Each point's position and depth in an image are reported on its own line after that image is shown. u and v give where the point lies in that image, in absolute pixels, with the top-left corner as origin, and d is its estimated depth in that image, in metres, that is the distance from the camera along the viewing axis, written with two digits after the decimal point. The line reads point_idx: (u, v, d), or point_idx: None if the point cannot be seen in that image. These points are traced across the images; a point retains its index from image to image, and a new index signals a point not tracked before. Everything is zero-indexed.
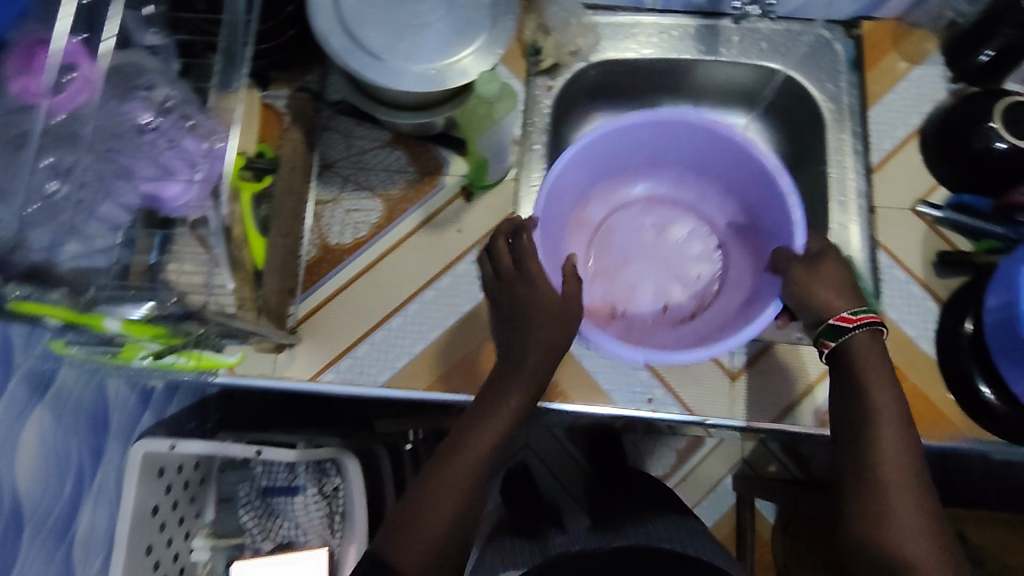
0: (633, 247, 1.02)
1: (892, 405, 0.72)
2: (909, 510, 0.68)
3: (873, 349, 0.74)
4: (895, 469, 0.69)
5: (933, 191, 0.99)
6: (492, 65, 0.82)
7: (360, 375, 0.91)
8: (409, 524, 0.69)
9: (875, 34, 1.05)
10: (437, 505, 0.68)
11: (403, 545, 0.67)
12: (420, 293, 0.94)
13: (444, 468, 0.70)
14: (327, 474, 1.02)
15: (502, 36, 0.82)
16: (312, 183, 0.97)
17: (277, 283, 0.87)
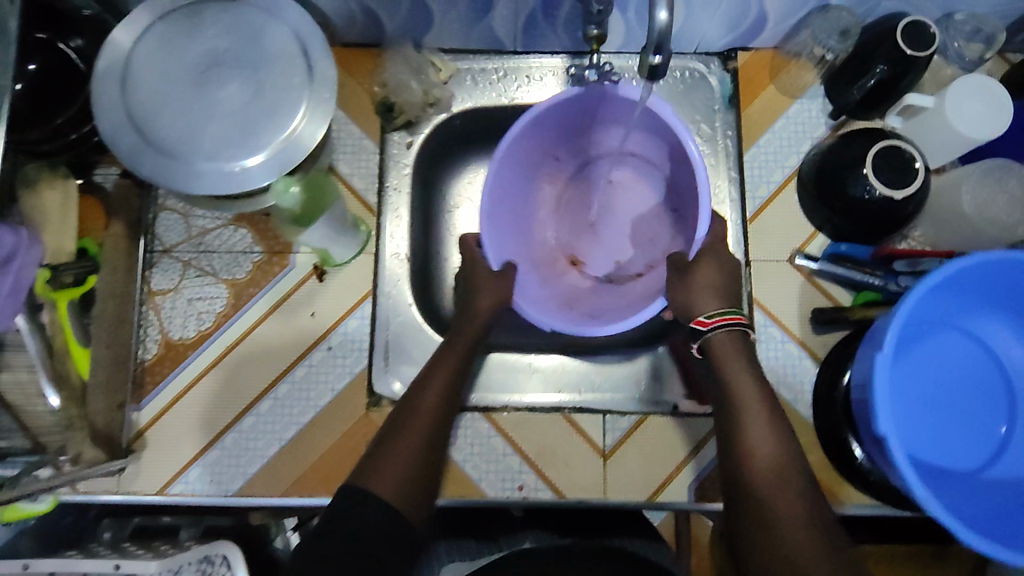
0: (597, 205, 0.99)
1: (751, 396, 0.68)
2: (778, 496, 0.60)
3: (732, 350, 0.71)
4: (766, 454, 0.64)
5: (812, 239, 0.94)
6: (322, 127, 0.74)
7: (211, 484, 0.87)
8: (379, 470, 0.68)
9: (752, 66, 0.97)
10: (396, 451, 0.69)
11: (378, 480, 0.66)
12: (273, 388, 0.89)
13: (400, 436, 0.71)
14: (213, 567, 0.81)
15: (325, 96, 0.74)
16: (149, 272, 0.90)
17: (105, 400, 0.83)
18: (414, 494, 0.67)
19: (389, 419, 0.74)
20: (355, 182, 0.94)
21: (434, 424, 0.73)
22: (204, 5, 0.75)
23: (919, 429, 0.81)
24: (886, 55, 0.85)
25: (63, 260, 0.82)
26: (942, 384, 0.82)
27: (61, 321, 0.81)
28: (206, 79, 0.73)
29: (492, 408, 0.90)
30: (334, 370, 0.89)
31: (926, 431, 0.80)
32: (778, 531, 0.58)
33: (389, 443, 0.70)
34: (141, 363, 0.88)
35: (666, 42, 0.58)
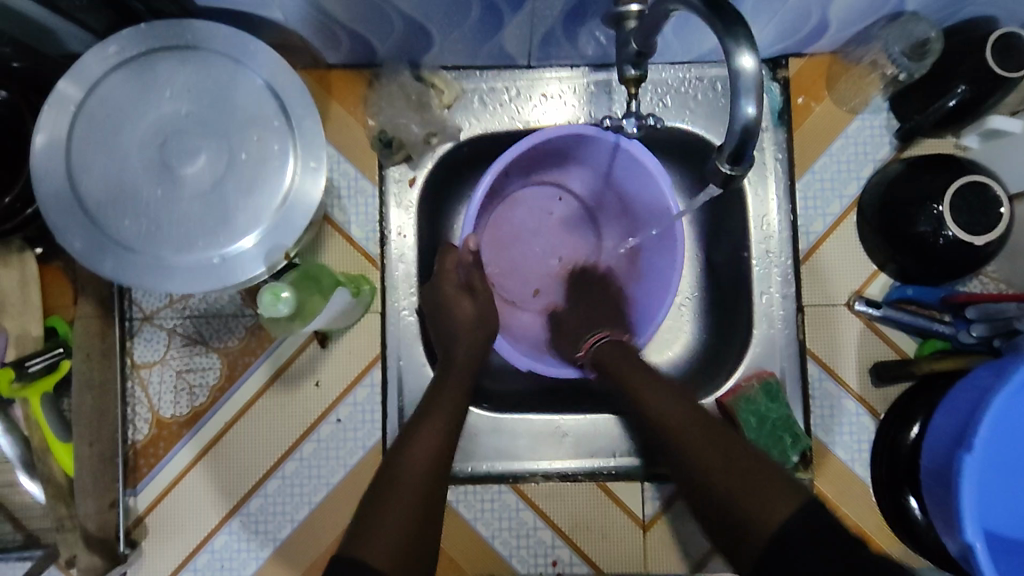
0: (532, 233, 0.92)
1: (657, 397, 0.70)
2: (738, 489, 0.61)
3: (616, 354, 0.78)
4: (704, 450, 0.65)
5: (872, 279, 0.84)
6: (318, 181, 0.62)
7: (220, 571, 0.79)
8: (370, 534, 0.59)
9: (805, 75, 0.84)
10: (386, 514, 0.60)
11: (367, 547, 0.58)
12: (280, 466, 0.80)
13: (389, 499, 0.62)
14: None
15: (317, 147, 0.62)
16: (131, 343, 0.80)
17: (96, 503, 0.73)
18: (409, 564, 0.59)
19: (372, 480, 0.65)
20: (352, 231, 0.83)
21: (423, 480, 0.64)
22: (158, 56, 0.62)
23: (994, 503, 0.69)
24: (968, 74, 0.73)
25: (30, 346, 0.73)
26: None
27: (36, 416, 0.73)
28: (167, 152, 0.61)
29: (519, 477, 0.82)
30: (344, 445, 0.80)
31: (999, 505, 0.69)
32: (755, 527, 0.59)
33: (379, 509, 0.61)
34: (131, 445, 0.80)
35: (750, 143, 0.48)
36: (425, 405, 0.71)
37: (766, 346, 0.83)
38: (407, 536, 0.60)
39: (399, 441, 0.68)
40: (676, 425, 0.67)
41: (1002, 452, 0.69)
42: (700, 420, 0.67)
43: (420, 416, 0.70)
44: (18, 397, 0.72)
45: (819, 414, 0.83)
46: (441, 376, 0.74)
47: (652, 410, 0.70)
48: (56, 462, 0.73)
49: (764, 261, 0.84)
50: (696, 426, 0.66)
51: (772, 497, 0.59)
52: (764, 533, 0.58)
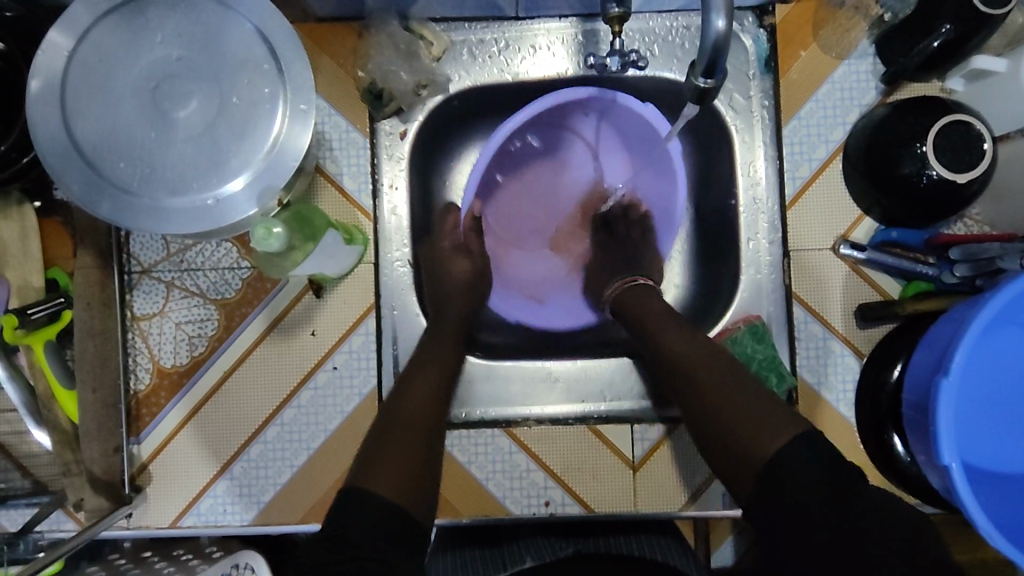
0: (534, 185, 0.94)
1: (676, 334, 0.72)
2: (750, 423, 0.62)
3: (637, 302, 0.79)
4: (726, 390, 0.65)
5: (858, 223, 0.85)
6: (312, 128, 0.64)
7: (223, 515, 0.81)
8: (376, 465, 0.60)
9: (792, 22, 0.85)
10: (393, 449, 0.62)
11: (373, 477, 0.59)
12: (279, 413, 0.82)
13: (396, 432, 0.64)
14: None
15: (306, 90, 0.63)
16: (131, 295, 0.82)
17: (101, 447, 0.76)
18: (415, 487, 0.60)
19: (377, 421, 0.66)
20: (345, 182, 0.84)
21: (428, 418, 0.66)
22: (148, 1, 0.63)
23: (972, 434, 0.71)
24: (953, 12, 0.73)
25: (32, 296, 0.75)
26: (998, 382, 0.72)
27: (39, 363, 0.74)
28: (159, 97, 0.62)
29: (513, 422, 0.84)
30: (341, 392, 0.82)
31: (975, 435, 0.71)
32: (753, 454, 0.60)
33: (386, 441, 0.63)
34: (133, 395, 0.82)
35: (720, 57, 0.49)
36: (419, 356, 0.73)
37: (753, 291, 0.85)
38: (413, 464, 0.61)
39: (397, 387, 0.69)
40: (693, 362, 0.68)
41: (975, 383, 0.71)
42: (709, 355, 0.68)
43: (417, 368, 0.71)
44: (21, 345, 0.73)
45: (805, 355, 0.84)
46: (431, 336, 0.76)
47: (664, 348, 0.71)
48: (61, 409, 0.75)
49: (752, 208, 0.86)
50: (710, 368, 0.67)
51: (760, 439, 0.61)
52: (760, 461, 0.60)
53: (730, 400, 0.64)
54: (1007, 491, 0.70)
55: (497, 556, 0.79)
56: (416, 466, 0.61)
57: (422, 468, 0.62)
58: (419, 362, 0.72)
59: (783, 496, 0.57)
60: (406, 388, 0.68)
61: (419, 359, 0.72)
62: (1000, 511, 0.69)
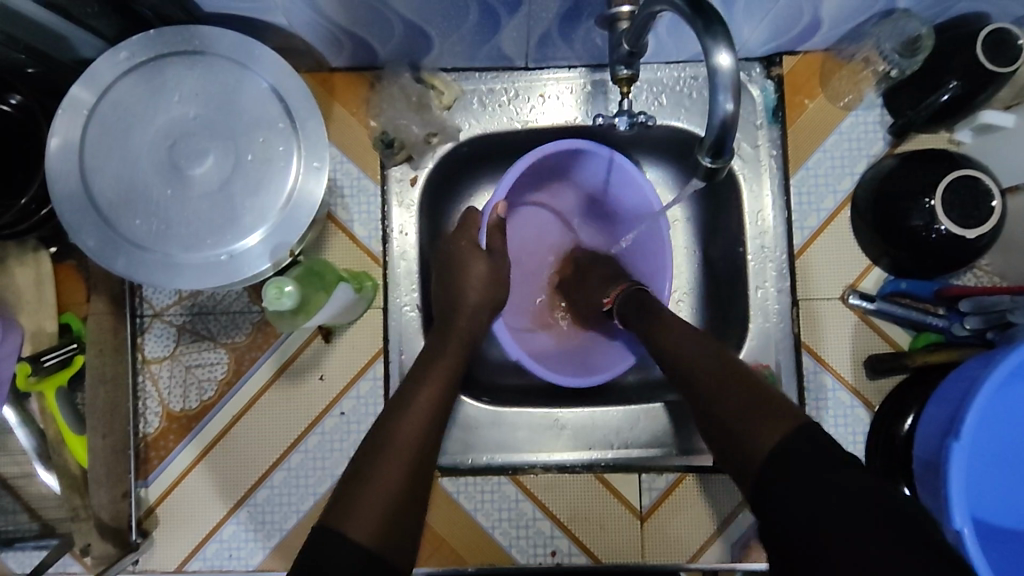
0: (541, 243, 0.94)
1: (683, 334, 0.69)
2: (754, 415, 0.57)
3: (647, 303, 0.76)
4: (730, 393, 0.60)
5: (867, 274, 0.85)
6: (327, 183, 0.65)
7: (229, 560, 0.81)
8: (354, 505, 0.57)
9: (800, 73, 0.86)
10: (372, 485, 0.59)
11: (351, 521, 0.56)
12: (286, 458, 0.82)
13: (381, 461, 0.61)
14: None
15: (320, 147, 0.64)
16: (143, 340, 0.83)
17: (109, 493, 0.76)
18: (395, 526, 0.57)
19: (361, 449, 0.63)
20: (355, 229, 0.85)
21: (414, 452, 0.63)
22: (167, 61, 0.65)
23: (982, 492, 0.71)
24: (960, 69, 0.74)
25: (45, 341, 0.76)
26: (1008, 440, 0.71)
27: (51, 409, 0.75)
28: (176, 153, 0.64)
29: (518, 469, 0.83)
30: (348, 437, 0.82)
31: (984, 495, 0.71)
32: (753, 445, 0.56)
33: (369, 471, 0.60)
34: (142, 438, 0.82)
35: (729, 135, 0.50)
36: (412, 380, 0.70)
37: (762, 341, 0.84)
38: (392, 505, 0.58)
39: (388, 413, 0.66)
40: (702, 369, 0.64)
41: (989, 441, 0.71)
42: (731, 368, 0.63)
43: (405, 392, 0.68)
44: (33, 391, 0.75)
45: (815, 406, 0.84)
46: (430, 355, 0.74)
47: (673, 348, 0.68)
48: (71, 454, 0.75)
49: (760, 256, 0.85)
50: (711, 371, 0.63)
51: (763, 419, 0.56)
52: (762, 456, 0.55)
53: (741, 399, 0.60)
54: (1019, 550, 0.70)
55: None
56: (395, 496, 0.59)
57: (405, 498, 0.59)
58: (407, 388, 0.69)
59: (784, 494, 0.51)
60: (400, 412, 0.65)
61: (411, 383, 0.69)
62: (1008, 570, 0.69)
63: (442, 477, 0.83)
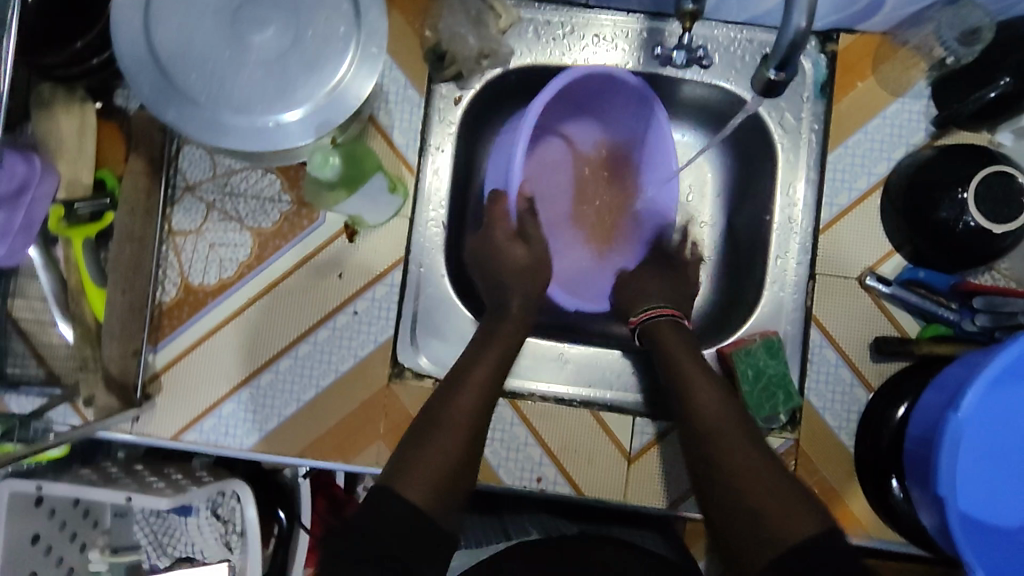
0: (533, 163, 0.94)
1: (704, 386, 0.74)
2: (769, 490, 0.64)
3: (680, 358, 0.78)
4: (751, 459, 0.67)
5: (887, 259, 0.86)
6: (378, 75, 0.66)
7: (225, 436, 0.83)
8: (408, 474, 0.65)
9: (853, 52, 0.87)
10: (425, 455, 0.66)
11: (404, 483, 0.64)
12: (294, 347, 0.84)
13: (431, 436, 0.68)
14: (224, 497, 1.02)
15: (379, 36, 0.65)
16: (171, 211, 0.84)
17: (120, 347, 0.78)
18: (442, 494, 0.65)
19: (416, 427, 0.70)
20: (394, 135, 0.85)
21: (470, 425, 0.69)
22: None
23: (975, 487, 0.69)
24: (1016, 66, 0.75)
25: (80, 191, 0.77)
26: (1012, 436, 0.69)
27: (76, 258, 0.77)
28: (239, 17, 0.65)
29: (517, 395, 0.86)
30: (358, 337, 0.84)
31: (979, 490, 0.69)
32: (777, 531, 0.62)
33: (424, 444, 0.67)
34: (158, 305, 0.83)
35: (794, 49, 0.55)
36: (472, 356, 0.76)
37: (773, 307, 0.87)
38: (443, 472, 0.65)
39: (447, 392, 0.72)
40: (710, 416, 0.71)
41: (993, 437, 0.69)
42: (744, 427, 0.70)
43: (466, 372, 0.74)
44: (63, 237, 0.76)
45: (816, 378, 0.85)
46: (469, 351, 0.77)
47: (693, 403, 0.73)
48: (89, 304, 0.77)
49: (786, 228, 0.88)
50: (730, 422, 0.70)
51: (798, 517, 0.62)
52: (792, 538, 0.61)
53: (757, 466, 0.66)
54: (1010, 548, 0.69)
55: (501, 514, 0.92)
56: (449, 471, 0.66)
57: (456, 475, 0.66)
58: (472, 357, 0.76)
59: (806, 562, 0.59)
60: (455, 393, 0.72)
61: (463, 361, 0.75)
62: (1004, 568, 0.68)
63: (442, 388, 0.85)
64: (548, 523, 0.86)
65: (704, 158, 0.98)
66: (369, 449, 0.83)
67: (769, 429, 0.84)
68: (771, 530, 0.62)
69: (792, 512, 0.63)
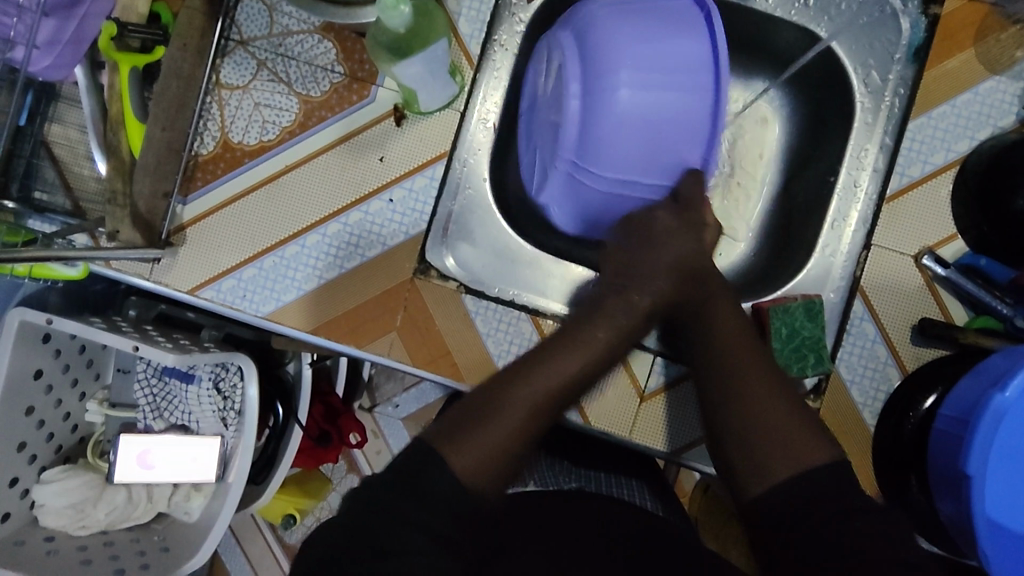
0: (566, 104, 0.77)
1: (728, 318, 0.75)
2: (789, 434, 0.64)
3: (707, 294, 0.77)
4: (766, 399, 0.67)
5: (947, 242, 0.81)
6: None
7: (241, 300, 0.81)
8: (461, 443, 0.61)
9: (959, 18, 0.81)
10: (489, 428, 0.62)
11: (456, 450, 0.60)
12: (324, 223, 0.81)
13: (496, 407, 0.64)
14: (227, 372, 0.98)
15: None
16: (220, 63, 0.81)
17: (151, 185, 0.77)
18: (492, 470, 0.60)
19: (479, 392, 0.67)
20: (460, 24, 0.82)
21: (545, 397, 0.66)
22: None
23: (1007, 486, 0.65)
24: None
25: (133, 19, 0.76)
26: None
27: (120, 85, 0.77)
28: None
29: (540, 313, 0.83)
30: (390, 224, 0.81)
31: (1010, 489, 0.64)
32: (775, 473, 0.63)
33: (488, 411, 0.64)
34: (193, 157, 0.80)
35: None
36: (564, 331, 0.73)
37: (820, 272, 0.84)
38: (501, 446, 0.62)
39: (532, 358, 0.69)
40: (729, 347, 0.72)
41: None
42: (761, 363, 0.71)
43: (549, 347, 0.71)
44: (110, 59, 0.76)
45: (847, 351, 0.81)
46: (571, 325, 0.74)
47: (718, 339, 0.73)
48: (125, 136, 0.77)
49: (847, 196, 0.85)
50: (745, 354, 0.71)
51: (806, 449, 0.63)
52: (790, 475, 0.62)
53: (772, 406, 0.67)
54: None
55: None
56: (505, 439, 0.63)
57: (513, 441, 0.63)
58: (559, 340, 0.71)
59: (831, 524, 0.57)
60: (537, 363, 0.68)
61: (541, 350, 0.70)
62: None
63: (465, 293, 0.83)
64: (552, 472, 0.84)
65: (763, 100, 0.96)
66: (383, 338, 0.81)
67: None
68: (775, 469, 0.63)
69: (812, 450, 0.63)
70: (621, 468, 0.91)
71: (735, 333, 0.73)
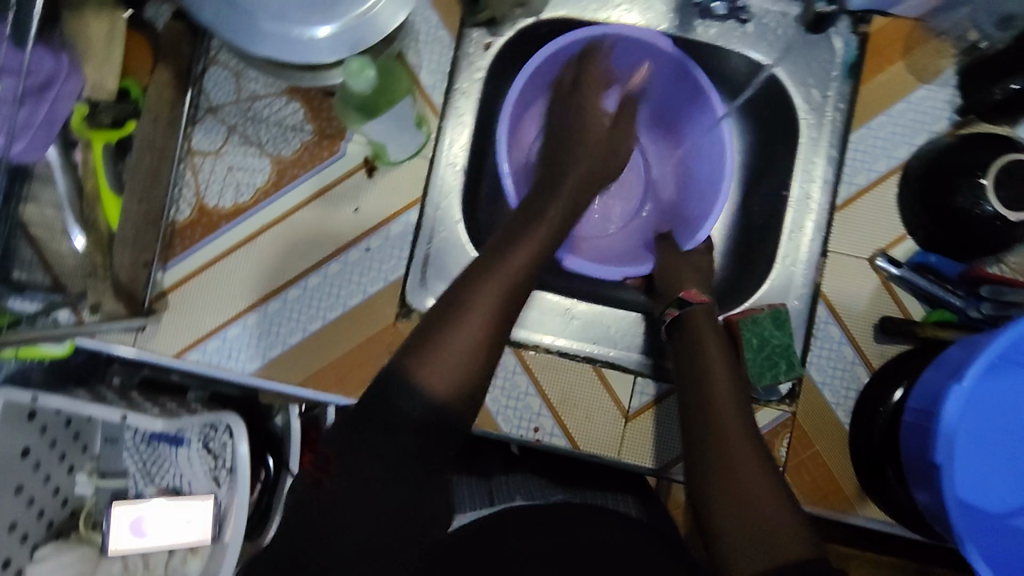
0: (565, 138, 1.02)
1: (724, 383, 0.74)
2: (771, 504, 0.63)
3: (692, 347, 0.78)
4: (752, 471, 0.66)
5: (898, 243, 0.86)
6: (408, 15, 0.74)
7: (227, 359, 0.82)
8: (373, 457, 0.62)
9: (885, 35, 0.87)
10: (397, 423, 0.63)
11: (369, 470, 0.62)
12: (304, 277, 0.83)
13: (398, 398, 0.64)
14: (213, 432, 0.97)
15: None
16: (191, 132, 0.83)
17: (131, 256, 0.78)
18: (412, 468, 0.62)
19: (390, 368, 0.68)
20: (422, 75, 0.86)
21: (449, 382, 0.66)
22: None
23: (973, 470, 0.69)
24: None
25: (103, 96, 0.77)
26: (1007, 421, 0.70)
27: (94, 164, 0.79)
28: None
29: (522, 345, 0.86)
30: (367, 271, 0.84)
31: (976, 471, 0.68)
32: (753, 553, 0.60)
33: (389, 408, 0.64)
34: (171, 223, 0.82)
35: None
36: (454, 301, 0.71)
37: (784, 281, 0.88)
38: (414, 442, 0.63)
39: (427, 333, 0.69)
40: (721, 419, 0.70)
41: (994, 420, 0.69)
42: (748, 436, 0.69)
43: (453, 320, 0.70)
44: (82, 138, 0.78)
45: (816, 354, 0.86)
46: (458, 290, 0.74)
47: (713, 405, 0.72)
48: (102, 212, 0.79)
49: (802, 206, 0.88)
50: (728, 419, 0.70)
51: (779, 522, 0.62)
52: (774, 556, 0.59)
53: (752, 474, 0.65)
54: (1005, 538, 0.68)
55: (485, 474, 0.92)
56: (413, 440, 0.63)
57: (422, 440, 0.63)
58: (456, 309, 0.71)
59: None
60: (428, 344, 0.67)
61: (428, 321, 0.70)
62: (996, 557, 0.67)
63: None
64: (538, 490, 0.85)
65: None
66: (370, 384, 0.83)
67: (768, 400, 0.84)
68: (748, 542, 0.61)
69: (783, 526, 0.61)
70: (611, 485, 0.93)
71: (724, 400, 0.72)
